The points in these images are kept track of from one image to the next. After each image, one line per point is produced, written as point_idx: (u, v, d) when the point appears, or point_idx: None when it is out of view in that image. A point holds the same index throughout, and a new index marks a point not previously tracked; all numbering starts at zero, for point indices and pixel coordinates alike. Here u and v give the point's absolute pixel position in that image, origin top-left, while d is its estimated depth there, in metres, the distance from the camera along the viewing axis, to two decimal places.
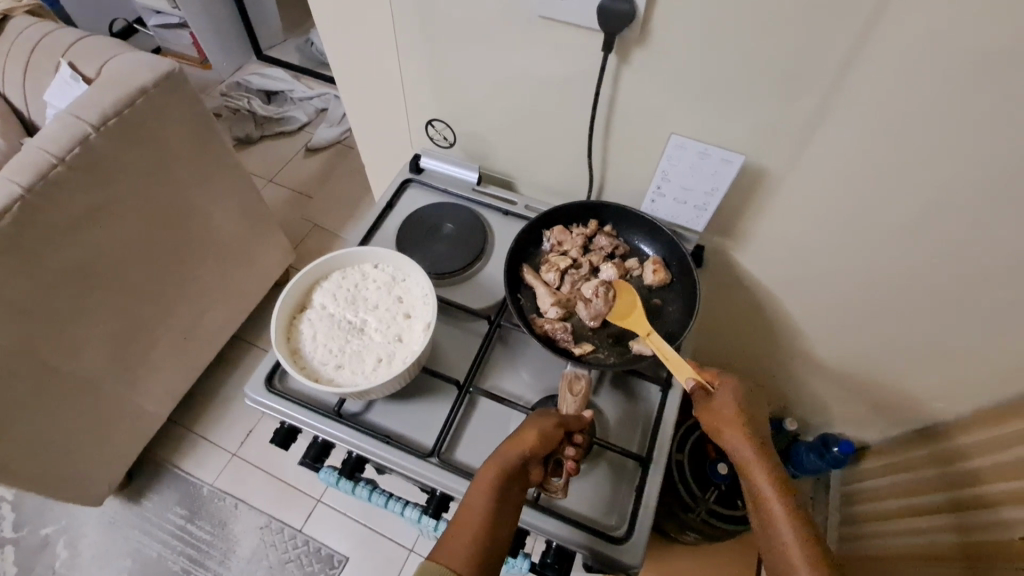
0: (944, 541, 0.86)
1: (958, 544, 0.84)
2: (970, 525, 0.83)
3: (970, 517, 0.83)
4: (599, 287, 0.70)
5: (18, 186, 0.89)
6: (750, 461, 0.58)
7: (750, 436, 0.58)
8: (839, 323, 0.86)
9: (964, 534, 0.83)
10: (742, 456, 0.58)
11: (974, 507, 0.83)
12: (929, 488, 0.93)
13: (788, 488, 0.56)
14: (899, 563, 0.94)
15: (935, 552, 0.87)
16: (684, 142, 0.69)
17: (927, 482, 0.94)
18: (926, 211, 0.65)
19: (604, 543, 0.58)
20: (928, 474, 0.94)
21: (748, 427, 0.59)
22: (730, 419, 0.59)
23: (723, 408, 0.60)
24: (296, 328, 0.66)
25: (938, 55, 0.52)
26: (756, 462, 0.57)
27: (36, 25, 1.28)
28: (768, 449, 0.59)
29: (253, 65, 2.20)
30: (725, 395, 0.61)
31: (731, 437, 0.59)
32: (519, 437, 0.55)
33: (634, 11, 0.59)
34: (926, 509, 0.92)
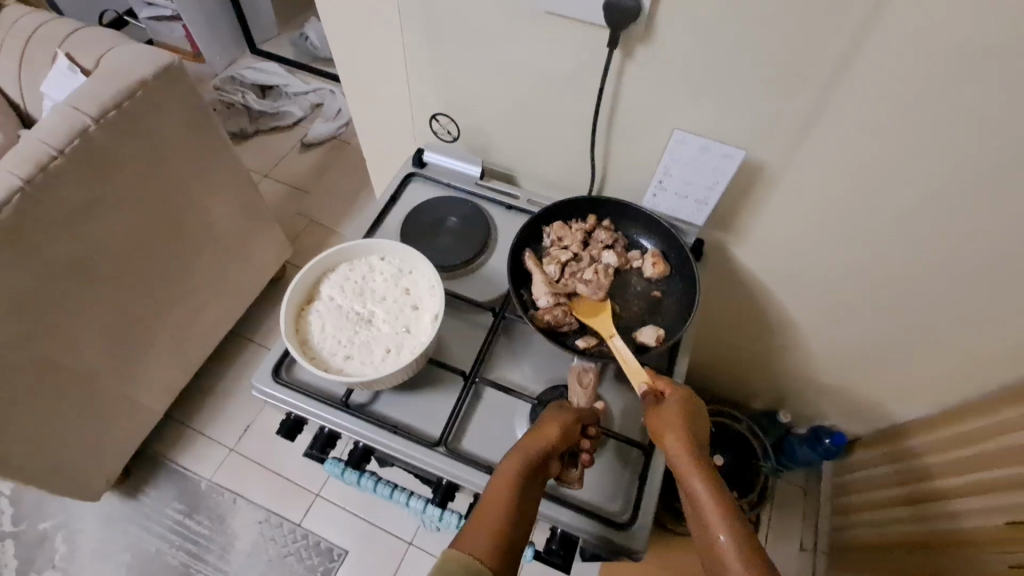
0: (915, 530, 0.94)
1: (925, 532, 0.91)
2: (930, 515, 0.92)
3: (935, 507, 0.91)
4: (596, 269, 0.73)
5: (16, 178, 0.88)
6: (689, 467, 0.54)
7: (690, 442, 0.55)
8: (835, 317, 0.88)
9: (927, 522, 0.92)
10: (678, 460, 0.54)
11: (937, 498, 0.91)
12: (897, 482, 1.01)
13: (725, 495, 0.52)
14: (879, 552, 1.01)
15: (908, 539, 0.95)
16: (685, 137, 0.71)
17: (894, 477, 1.02)
18: (920, 206, 0.67)
19: (611, 530, 0.60)
20: (895, 469, 1.03)
21: (689, 431, 0.56)
22: (672, 422, 0.57)
23: (664, 414, 0.58)
24: (305, 319, 0.66)
25: (933, 54, 0.54)
26: (693, 467, 0.53)
27: (30, 16, 1.27)
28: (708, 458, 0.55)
29: (247, 59, 2.19)
30: (666, 403, 0.59)
31: (671, 444, 0.55)
32: (540, 431, 0.57)
33: (640, 7, 0.60)
34: (896, 501, 1.00)
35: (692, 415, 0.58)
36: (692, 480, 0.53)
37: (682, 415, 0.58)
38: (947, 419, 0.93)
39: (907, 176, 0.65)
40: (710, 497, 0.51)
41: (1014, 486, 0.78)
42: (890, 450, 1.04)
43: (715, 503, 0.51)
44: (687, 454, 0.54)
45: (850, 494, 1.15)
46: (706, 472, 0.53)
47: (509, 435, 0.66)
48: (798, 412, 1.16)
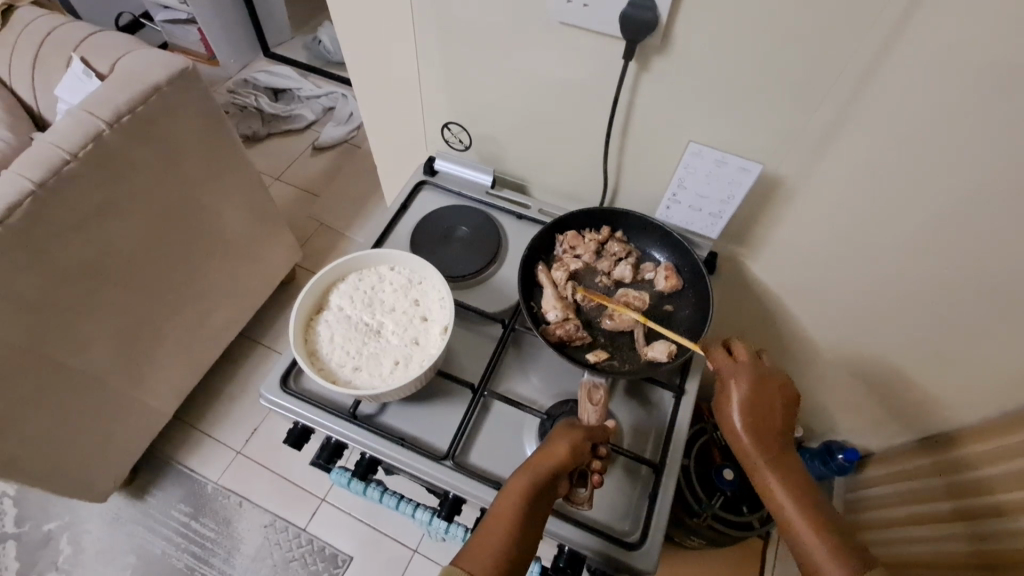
0: (950, 551, 0.86)
1: (976, 554, 0.81)
2: (984, 533, 0.80)
3: (980, 526, 0.82)
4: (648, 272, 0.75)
5: (29, 182, 0.89)
6: (763, 466, 0.60)
7: (761, 435, 0.61)
8: (853, 331, 0.86)
9: (980, 542, 0.81)
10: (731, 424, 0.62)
11: (965, 517, 0.85)
12: (934, 496, 0.93)
13: (806, 493, 0.59)
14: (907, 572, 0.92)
15: (945, 561, 0.86)
16: (701, 149, 0.69)
17: (933, 489, 0.93)
18: (942, 220, 0.65)
19: (618, 550, 0.59)
20: (934, 481, 0.94)
21: (752, 412, 0.61)
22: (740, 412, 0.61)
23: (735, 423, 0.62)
24: (314, 329, 0.66)
25: (957, 74, 0.53)
26: (768, 470, 0.60)
27: (44, 19, 1.28)
28: (781, 446, 0.61)
29: (260, 62, 2.21)
30: (734, 406, 0.62)
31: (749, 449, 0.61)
32: (551, 450, 0.55)
33: (657, 19, 0.59)
34: (934, 517, 0.91)
35: (763, 410, 0.61)
36: (767, 479, 0.60)
37: (753, 412, 0.61)
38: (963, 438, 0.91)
39: (931, 190, 0.63)
40: (786, 497, 0.59)
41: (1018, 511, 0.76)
42: (908, 468, 1.01)
43: (791, 499, 0.59)
44: (762, 458, 0.60)
45: (869, 511, 1.08)
46: (781, 468, 0.60)
47: (518, 449, 0.65)
48: (810, 427, 1.14)
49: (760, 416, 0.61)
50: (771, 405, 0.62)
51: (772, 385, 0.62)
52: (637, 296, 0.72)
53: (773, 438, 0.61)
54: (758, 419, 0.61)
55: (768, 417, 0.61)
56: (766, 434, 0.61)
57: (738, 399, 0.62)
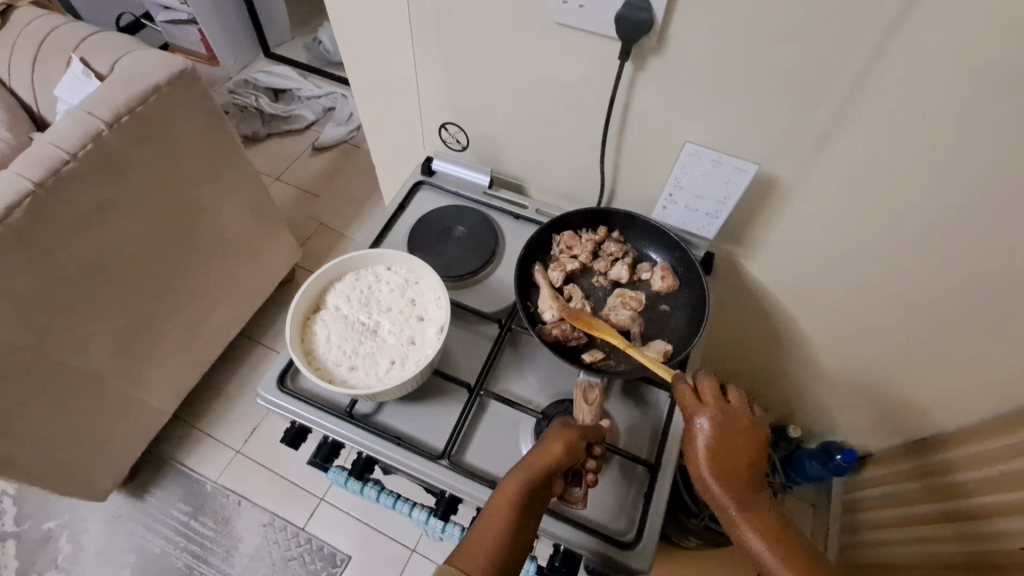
0: (949, 552, 0.85)
1: (963, 555, 0.83)
2: (974, 535, 0.82)
3: (968, 527, 0.83)
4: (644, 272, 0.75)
5: (29, 181, 0.89)
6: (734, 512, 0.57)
7: (730, 480, 0.57)
8: (851, 332, 0.86)
9: (969, 543, 0.82)
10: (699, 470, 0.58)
11: (967, 518, 0.84)
12: (925, 498, 0.95)
13: (781, 536, 0.56)
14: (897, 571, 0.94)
15: (944, 563, 0.85)
16: (697, 150, 0.70)
17: (923, 491, 0.95)
18: (937, 219, 0.65)
19: (613, 548, 0.59)
20: (925, 483, 0.95)
21: (718, 457, 0.57)
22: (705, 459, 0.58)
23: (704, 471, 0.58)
24: (311, 328, 0.66)
25: (951, 74, 0.53)
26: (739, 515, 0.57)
27: (44, 19, 1.29)
28: (753, 490, 0.58)
29: (261, 62, 2.21)
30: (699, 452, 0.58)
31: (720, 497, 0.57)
32: (545, 449, 0.55)
33: (652, 20, 0.59)
34: (924, 518, 0.93)
35: (732, 453, 0.58)
36: (740, 525, 0.57)
37: (718, 459, 0.57)
38: (960, 438, 0.91)
39: (927, 190, 0.63)
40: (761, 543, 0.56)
41: (1014, 511, 0.77)
42: (901, 468, 1.02)
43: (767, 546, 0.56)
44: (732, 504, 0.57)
45: (863, 512, 1.11)
46: (752, 513, 0.57)
47: (514, 449, 0.65)
48: (808, 427, 1.14)
49: (727, 461, 0.57)
50: (737, 447, 0.58)
51: (737, 427, 0.58)
52: (633, 297, 0.73)
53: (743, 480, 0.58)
54: (726, 464, 0.57)
55: (736, 459, 0.58)
56: (734, 478, 0.57)
57: (704, 446, 0.58)
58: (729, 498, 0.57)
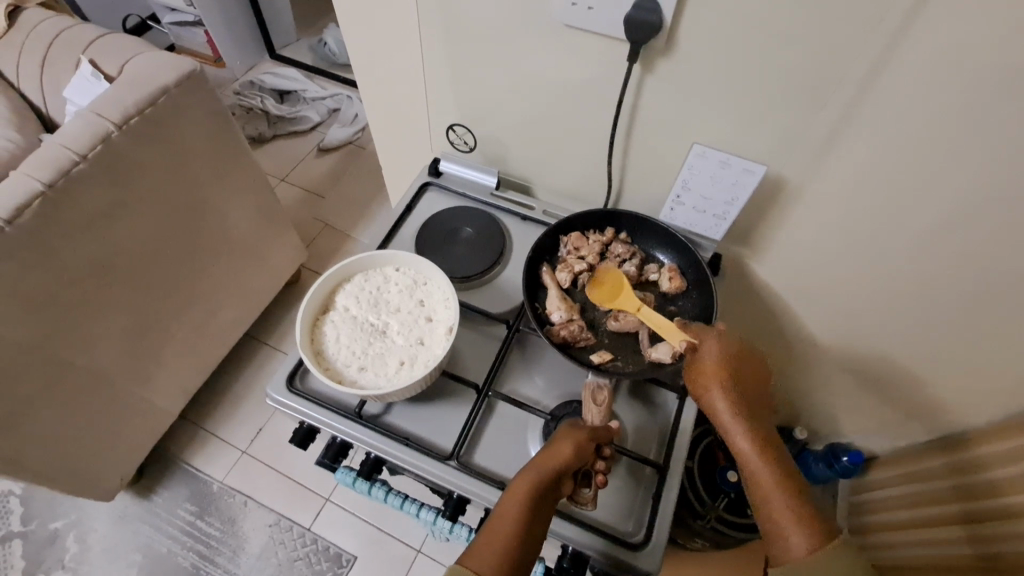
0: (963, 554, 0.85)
1: (976, 557, 0.82)
2: (988, 536, 0.82)
3: (983, 529, 0.83)
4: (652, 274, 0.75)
5: (38, 183, 0.89)
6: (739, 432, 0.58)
7: (739, 400, 0.59)
8: (859, 333, 0.86)
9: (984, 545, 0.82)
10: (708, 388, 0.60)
11: (982, 521, 0.83)
12: (934, 499, 0.94)
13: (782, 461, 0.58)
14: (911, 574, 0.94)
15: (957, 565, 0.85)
16: (705, 151, 0.69)
17: (932, 492, 0.95)
18: (946, 221, 0.65)
19: (622, 550, 0.59)
20: (933, 485, 0.95)
21: (728, 375, 0.60)
22: (716, 374, 0.60)
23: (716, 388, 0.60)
24: (320, 330, 0.66)
25: (960, 77, 0.53)
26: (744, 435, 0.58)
27: (53, 20, 1.29)
28: (755, 414, 0.60)
29: (266, 64, 2.22)
30: (710, 370, 0.61)
31: (727, 416, 0.59)
32: (555, 449, 0.55)
33: (661, 21, 0.59)
34: (934, 519, 0.93)
35: (747, 380, 0.61)
36: (743, 448, 0.58)
37: (733, 377, 0.60)
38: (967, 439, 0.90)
39: (935, 191, 0.62)
40: (764, 465, 0.57)
41: None
42: (909, 470, 1.02)
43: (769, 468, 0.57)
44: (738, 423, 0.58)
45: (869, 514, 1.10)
46: (757, 435, 0.58)
47: (522, 450, 0.66)
48: (814, 428, 1.14)
49: (735, 381, 0.60)
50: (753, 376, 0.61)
51: (745, 353, 0.62)
52: (641, 299, 0.73)
53: (748, 404, 0.60)
54: (734, 384, 0.60)
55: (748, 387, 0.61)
56: (744, 401, 0.60)
57: (715, 363, 0.61)
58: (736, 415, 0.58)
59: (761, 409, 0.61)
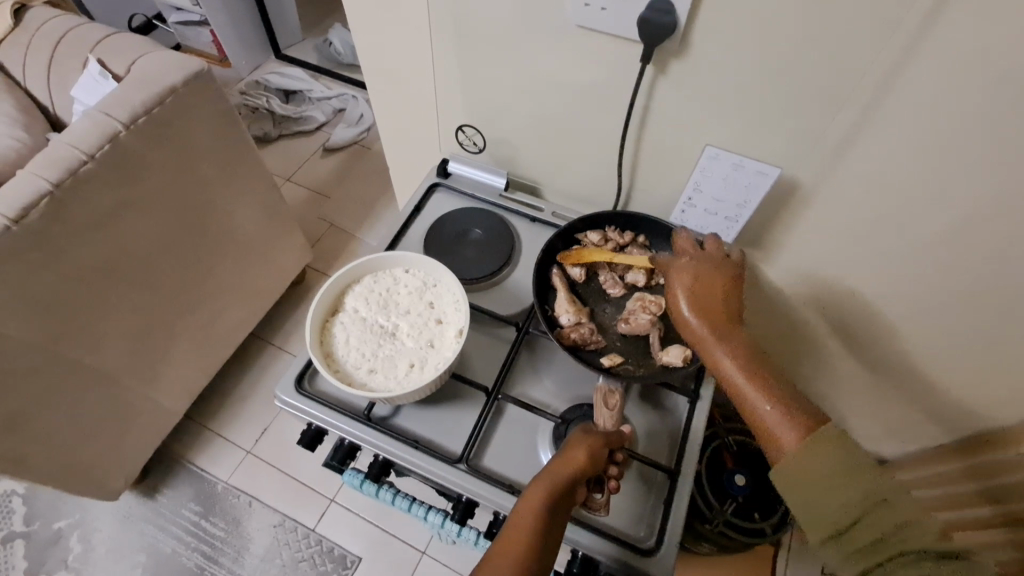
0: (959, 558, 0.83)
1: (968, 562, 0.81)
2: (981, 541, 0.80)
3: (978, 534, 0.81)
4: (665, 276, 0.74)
5: (46, 182, 0.89)
6: (710, 341, 0.57)
7: (702, 309, 0.58)
8: (871, 337, 0.85)
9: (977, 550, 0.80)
10: (674, 302, 0.60)
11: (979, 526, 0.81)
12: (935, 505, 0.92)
13: (757, 361, 0.55)
14: None
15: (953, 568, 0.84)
16: (717, 153, 0.69)
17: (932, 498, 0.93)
18: (960, 226, 0.64)
19: (634, 556, 0.58)
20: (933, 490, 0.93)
21: (691, 286, 0.60)
22: (681, 290, 0.60)
23: (678, 291, 0.60)
24: (329, 331, 0.66)
25: (981, 81, 0.52)
26: (713, 341, 0.56)
27: (61, 19, 1.29)
28: (728, 320, 0.58)
29: (272, 63, 2.22)
30: (675, 286, 0.61)
31: (693, 328, 0.58)
32: (568, 457, 0.55)
33: (676, 23, 0.58)
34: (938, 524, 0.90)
35: (710, 281, 0.60)
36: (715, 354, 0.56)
37: (697, 289, 0.60)
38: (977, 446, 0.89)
39: (950, 196, 0.62)
40: (734, 368, 0.55)
41: None
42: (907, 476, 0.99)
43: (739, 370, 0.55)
44: (705, 332, 0.57)
45: None
46: (727, 340, 0.56)
47: (531, 454, 0.65)
48: None
49: (700, 292, 0.59)
50: (713, 287, 0.59)
51: (716, 265, 0.61)
52: (653, 302, 0.71)
53: (718, 311, 0.58)
54: (699, 295, 0.59)
55: (717, 297, 0.59)
56: (711, 311, 0.58)
57: (679, 280, 0.61)
58: (700, 323, 0.58)
59: (738, 317, 0.58)
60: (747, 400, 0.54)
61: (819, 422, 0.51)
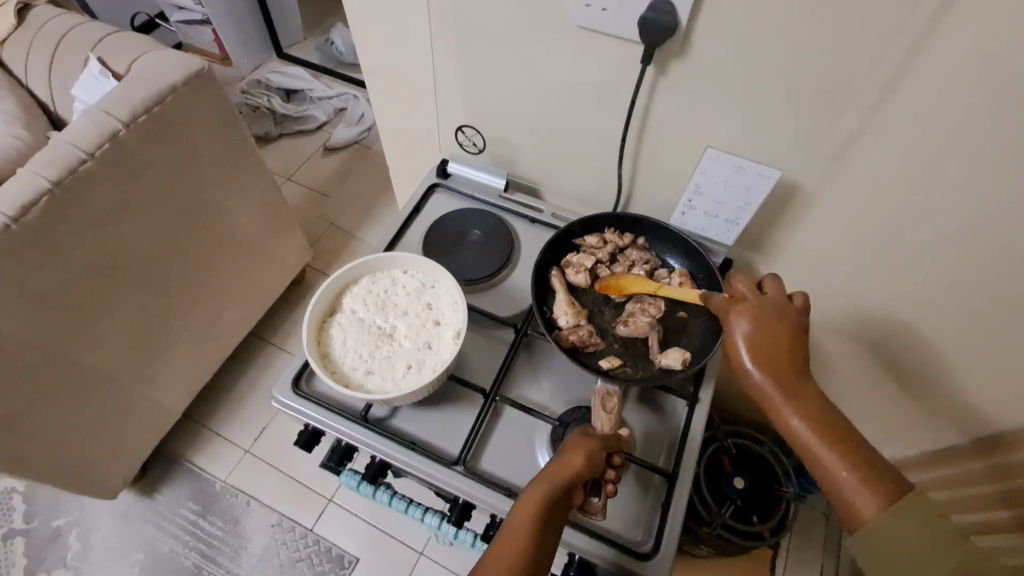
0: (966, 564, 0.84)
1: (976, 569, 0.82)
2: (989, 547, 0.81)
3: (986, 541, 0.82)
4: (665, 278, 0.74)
5: (46, 181, 0.89)
6: (784, 407, 0.54)
7: (773, 371, 0.55)
8: (871, 341, 0.85)
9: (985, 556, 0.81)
10: (740, 363, 0.57)
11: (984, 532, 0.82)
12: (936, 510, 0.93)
13: (835, 428, 0.52)
14: None
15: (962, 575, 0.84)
16: (718, 155, 0.68)
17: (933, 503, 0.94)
18: (961, 230, 0.64)
19: (631, 560, 0.58)
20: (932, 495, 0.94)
21: (759, 345, 0.56)
22: (748, 350, 0.56)
23: (745, 350, 0.57)
24: (327, 332, 0.66)
25: (984, 84, 0.51)
26: (788, 408, 0.54)
27: (62, 17, 1.29)
28: (802, 380, 0.55)
29: (274, 62, 2.22)
30: (738, 341, 0.57)
31: (766, 389, 0.55)
32: (565, 461, 0.54)
33: (677, 24, 0.58)
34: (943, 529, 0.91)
35: (777, 335, 0.56)
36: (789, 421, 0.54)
37: (764, 347, 0.56)
38: None
39: (951, 200, 0.61)
40: (814, 438, 0.52)
41: None
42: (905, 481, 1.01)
43: (819, 441, 0.52)
44: (778, 396, 0.54)
45: None
46: (802, 404, 0.53)
47: (529, 456, 0.65)
48: None
49: (766, 349, 0.56)
50: (779, 342, 0.56)
51: (782, 316, 0.57)
52: (652, 304, 0.71)
53: (788, 370, 0.55)
54: (766, 353, 0.56)
55: (784, 353, 0.55)
56: (782, 370, 0.55)
57: (743, 335, 0.57)
58: (772, 388, 0.54)
59: (808, 374, 0.55)
60: (823, 461, 0.51)
61: (903, 492, 0.49)
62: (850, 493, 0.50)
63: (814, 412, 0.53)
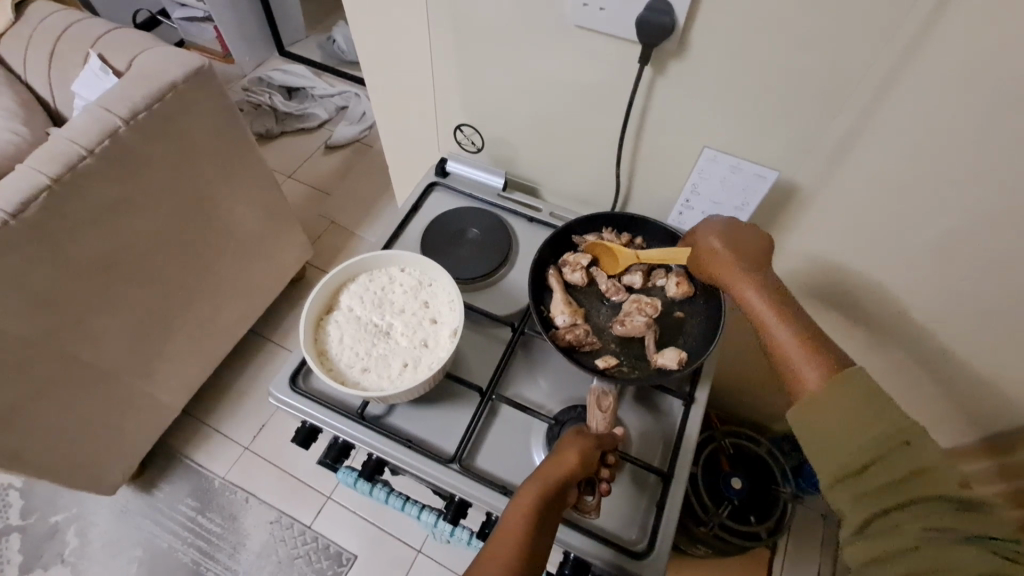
0: None
1: None
2: None
3: None
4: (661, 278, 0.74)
5: (45, 177, 0.89)
6: (745, 284, 0.60)
7: (739, 259, 0.62)
8: (868, 342, 0.85)
9: None
10: (711, 256, 0.64)
11: None
12: None
13: (789, 308, 0.57)
14: None
15: None
16: (716, 155, 0.69)
17: None
18: (958, 231, 0.64)
19: (626, 559, 0.58)
20: None
21: (728, 241, 0.64)
22: (718, 244, 0.64)
23: (713, 246, 0.64)
24: (323, 330, 0.66)
25: (980, 85, 0.51)
26: (747, 284, 0.60)
27: (62, 14, 1.30)
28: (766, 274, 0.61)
29: (275, 60, 2.22)
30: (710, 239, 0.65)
31: (731, 275, 0.62)
32: (559, 458, 0.55)
33: (674, 23, 0.58)
34: None
35: (747, 243, 0.63)
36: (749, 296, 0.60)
37: (734, 245, 0.63)
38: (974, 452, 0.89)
39: (948, 201, 0.61)
40: (768, 308, 0.58)
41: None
42: None
43: (773, 311, 0.57)
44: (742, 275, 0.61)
45: None
46: (763, 285, 0.60)
47: (525, 454, 0.65)
48: None
49: (738, 247, 0.63)
50: (750, 245, 0.63)
51: (752, 230, 0.64)
52: (648, 303, 0.71)
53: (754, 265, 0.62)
54: (737, 249, 0.63)
55: (754, 253, 0.63)
56: (749, 264, 0.62)
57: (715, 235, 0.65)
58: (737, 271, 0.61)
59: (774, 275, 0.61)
60: (779, 340, 0.56)
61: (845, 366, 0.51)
62: (800, 364, 0.53)
63: (773, 295, 0.59)
